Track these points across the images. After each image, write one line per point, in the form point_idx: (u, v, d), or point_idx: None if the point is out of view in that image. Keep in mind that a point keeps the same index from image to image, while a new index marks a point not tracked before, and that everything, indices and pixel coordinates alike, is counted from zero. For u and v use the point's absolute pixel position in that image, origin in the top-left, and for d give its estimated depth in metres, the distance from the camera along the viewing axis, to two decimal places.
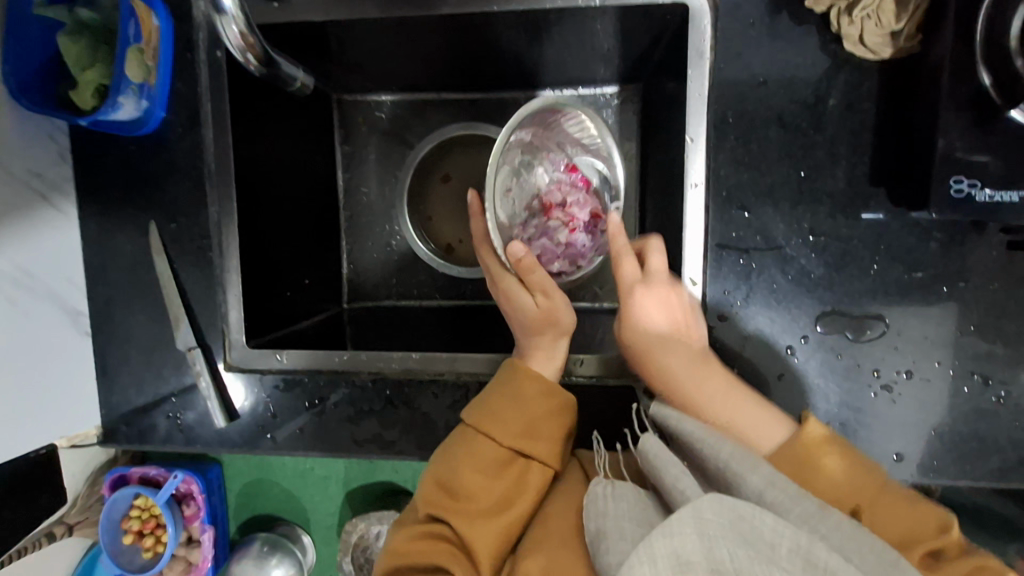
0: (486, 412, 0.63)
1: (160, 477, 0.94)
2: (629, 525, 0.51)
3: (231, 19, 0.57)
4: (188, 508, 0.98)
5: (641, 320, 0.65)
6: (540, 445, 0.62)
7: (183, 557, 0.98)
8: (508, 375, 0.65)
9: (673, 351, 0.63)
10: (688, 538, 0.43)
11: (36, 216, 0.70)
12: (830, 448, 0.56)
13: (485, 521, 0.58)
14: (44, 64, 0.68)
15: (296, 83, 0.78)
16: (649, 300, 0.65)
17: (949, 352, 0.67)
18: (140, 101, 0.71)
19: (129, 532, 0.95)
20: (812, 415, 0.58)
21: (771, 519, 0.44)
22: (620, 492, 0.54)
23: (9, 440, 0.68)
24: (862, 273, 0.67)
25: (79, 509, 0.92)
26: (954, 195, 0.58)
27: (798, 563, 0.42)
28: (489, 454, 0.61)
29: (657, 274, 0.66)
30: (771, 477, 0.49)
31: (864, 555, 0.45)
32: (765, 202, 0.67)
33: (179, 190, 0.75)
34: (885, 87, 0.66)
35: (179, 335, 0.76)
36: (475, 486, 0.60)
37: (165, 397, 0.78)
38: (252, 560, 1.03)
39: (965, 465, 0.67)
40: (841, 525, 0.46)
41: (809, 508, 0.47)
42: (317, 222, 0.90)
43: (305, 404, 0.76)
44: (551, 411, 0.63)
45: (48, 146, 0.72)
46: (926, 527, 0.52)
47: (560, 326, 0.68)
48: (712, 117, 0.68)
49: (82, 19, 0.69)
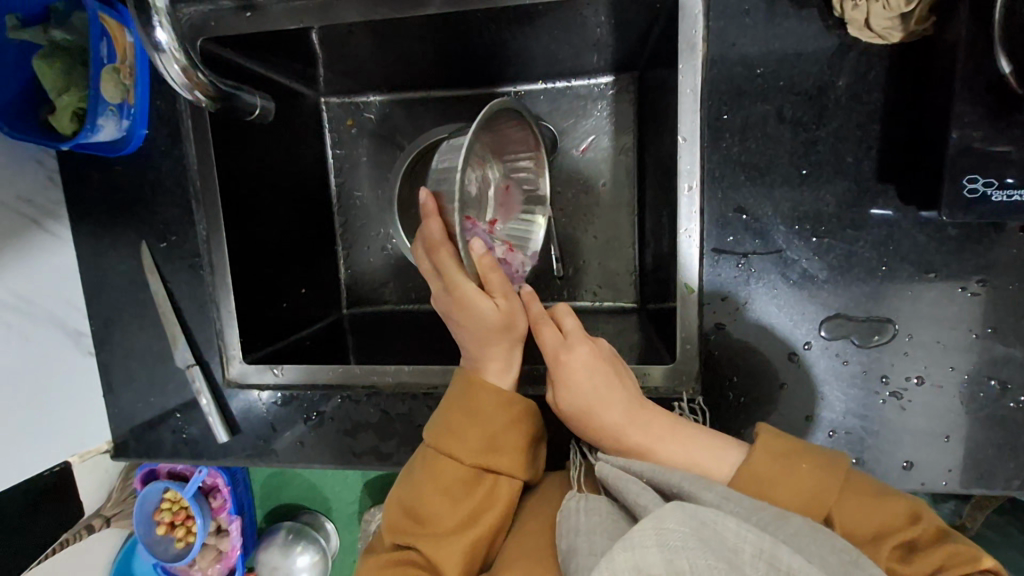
0: (445, 429, 0.62)
1: (187, 470, 0.96)
2: (600, 539, 0.50)
3: (169, 55, 0.55)
4: (215, 500, 1.00)
5: (571, 384, 0.60)
6: (503, 459, 0.61)
7: (214, 546, 1.01)
8: (463, 390, 0.63)
9: (610, 404, 0.59)
10: (648, 551, 0.43)
11: (33, 242, 0.71)
12: (789, 460, 0.54)
13: (453, 543, 0.57)
14: (23, 90, 0.67)
15: (256, 110, 0.69)
16: (575, 363, 0.60)
17: (964, 357, 0.63)
18: (121, 122, 0.71)
19: (162, 524, 0.98)
20: (762, 426, 0.57)
21: (734, 524, 0.44)
22: (594, 506, 0.55)
23: (22, 461, 0.70)
24: (869, 275, 0.63)
25: (115, 502, 0.95)
26: (967, 194, 0.54)
27: (761, 568, 0.43)
28: (454, 474, 0.60)
29: (575, 333, 0.62)
30: (725, 492, 0.50)
31: (826, 557, 0.45)
32: (765, 203, 0.64)
33: (167, 209, 0.75)
34: (894, 75, 0.60)
35: (178, 353, 0.77)
36: (439, 508, 0.59)
37: (171, 412, 0.79)
38: (279, 547, 1.06)
39: (980, 472, 0.64)
40: (798, 531, 0.47)
41: (763, 518, 0.48)
42: (310, 229, 0.89)
43: (302, 417, 0.76)
44: (512, 420, 0.62)
45: (36, 170, 0.73)
46: (899, 518, 0.52)
47: (514, 334, 0.62)
48: (706, 114, 0.63)
49: (57, 41, 0.68)
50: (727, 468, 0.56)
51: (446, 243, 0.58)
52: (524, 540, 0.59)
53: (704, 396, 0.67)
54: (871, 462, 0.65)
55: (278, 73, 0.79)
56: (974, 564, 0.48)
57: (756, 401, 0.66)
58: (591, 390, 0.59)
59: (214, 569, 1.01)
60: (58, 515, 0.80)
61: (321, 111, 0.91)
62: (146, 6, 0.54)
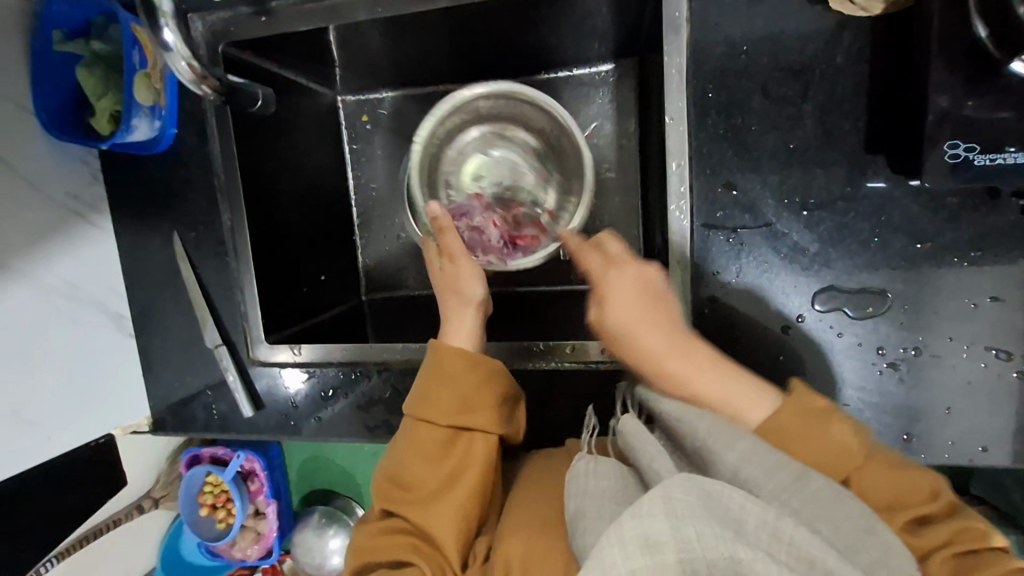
0: (422, 396, 0.65)
1: (227, 456, 1.03)
2: (608, 505, 0.52)
3: (176, 53, 0.61)
4: (253, 483, 1.06)
5: (614, 303, 0.63)
6: (477, 417, 0.64)
7: (252, 527, 1.08)
8: (436, 355, 0.67)
9: (652, 328, 0.61)
10: (656, 519, 0.43)
11: (78, 234, 0.79)
12: (819, 418, 0.52)
13: (439, 505, 0.60)
14: (67, 96, 0.75)
15: (258, 100, 0.76)
16: (617, 279, 0.65)
17: (963, 327, 0.63)
18: (153, 122, 0.77)
19: (204, 506, 1.05)
20: (799, 382, 0.54)
21: (739, 496, 0.44)
22: (603, 471, 0.57)
23: (70, 431, 0.78)
24: (861, 246, 0.64)
25: (162, 484, 1.04)
26: (949, 160, 0.55)
27: (766, 539, 0.42)
28: (432, 438, 0.63)
29: (621, 255, 0.68)
30: (748, 451, 0.49)
31: (839, 526, 0.44)
32: (753, 177, 0.65)
33: (195, 201, 0.82)
34: (880, 46, 0.61)
35: (206, 334, 0.83)
36: (423, 474, 0.62)
37: (202, 389, 0.86)
38: (313, 530, 1.11)
39: (984, 444, 0.64)
40: (818, 492, 0.46)
41: (780, 482, 0.47)
42: (329, 220, 0.94)
43: (321, 394, 0.82)
44: (482, 381, 0.65)
45: (81, 169, 0.80)
46: (918, 492, 0.49)
47: (466, 296, 0.71)
48: (693, 93, 0.65)
49: (95, 51, 0.75)
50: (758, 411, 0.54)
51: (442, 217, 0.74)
52: (529, 510, 0.60)
53: None
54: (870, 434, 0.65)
55: (288, 72, 0.83)
56: (984, 542, 0.45)
57: (751, 373, 0.67)
58: (634, 308, 0.62)
59: (252, 549, 1.08)
60: (103, 486, 0.88)
61: (338, 108, 0.97)
62: (153, 9, 0.59)
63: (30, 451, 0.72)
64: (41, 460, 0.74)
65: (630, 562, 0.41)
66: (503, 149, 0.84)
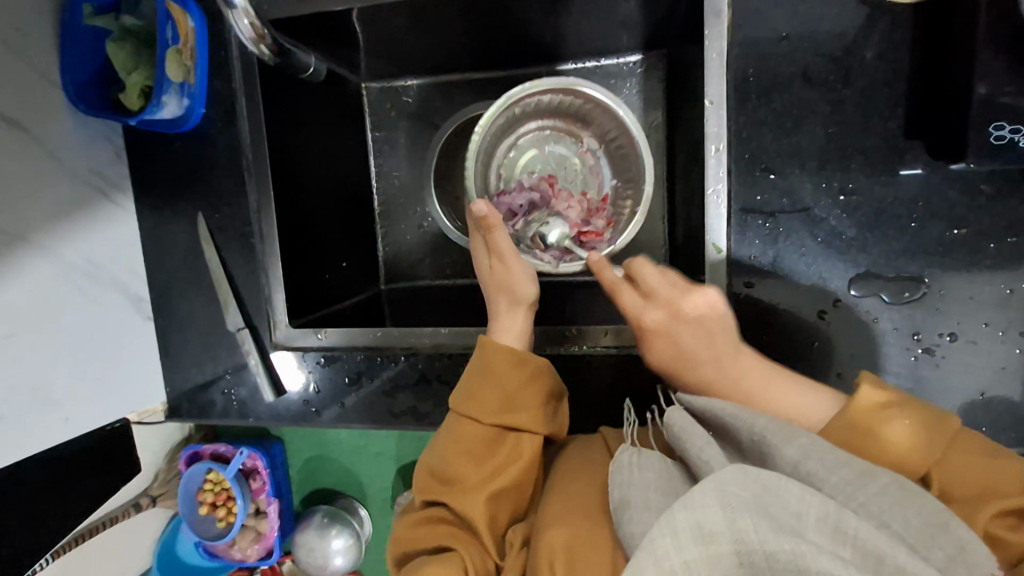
0: (466, 394, 0.64)
1: (229, 452, 1.00)
2: (653, 497, 0.52)
3: (239, 11, 0.65)
4: (255, 482, 1.03)
5: (664, 338, 0.63)
6: (523, 416, 0.63)
7: (253, 527, 1.04)
8: (482, 353, 0.66)
9: (704, 359, 0.61)
10: (711, 509, 0.43)
11: (101, 212, 0.78)
12: (891, 413, 0.51)
13: (479, 495, 0.59)
14: (97, 71, 0.74)
15: (308, 70, 0.80)
16: (668, 321, 0.62)
17: (999, 313, 0.63)
18: (182, 99, 0.76)
19: (204, 504, 1.01)
20: (868, 380, 0.53)
21: (797, 490, 0.44)
22: (648, 464, 0.56)
23: (87, 413, 0.76)
24: (898, 232, 0.64)
25: (160, 482, 1.01)
26: (994, 142, 0.56)
27: (826, 532, 0.42)
28: (475, 433, 0.62)
29: (658, 285, 0.63)
30: (808, 448, 0.48)
31: (910, 520, 0.44)
32: (791, 162, 0.65)
33: (222, 182, 0.81)
34: (920, 33, 0.62)
35: (229, 317, 0.82)
36: (464, 467, 0.61)
37: (221, 374, 0.84)
38: (314, 530, 1.04)
39: (1020, 431, 0.64)
40: (883, 490, 0.45)
41: (844, 476, 0.46)
42: (352, 206, 0.94)
43: (345, 379, 0.80)
44: (526, 379, 0.64)
45: (106, 146, 0.79)
46: (1008, 485, 0.48)
47: (518, 296, 0.68)
48: (733, 78, 0.65)
49: (127, 26, 0.74)
50: (821, 413, 0.55)
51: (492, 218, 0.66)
52: (571, 494, 0.59)
53: None
54: None
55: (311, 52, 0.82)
56: None
57: (786, 359, 0.67)
58: (676, 341, 0.62)
59: (253, 549, 1.04)
60: (115, 473, 0.85)
61: (363, 95, 0.96)
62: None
63: (47, 434, 0.70)
64: (58, 442, 0.72)
65: (685, 554, 0.43)
66: (559, 146, 0.86)
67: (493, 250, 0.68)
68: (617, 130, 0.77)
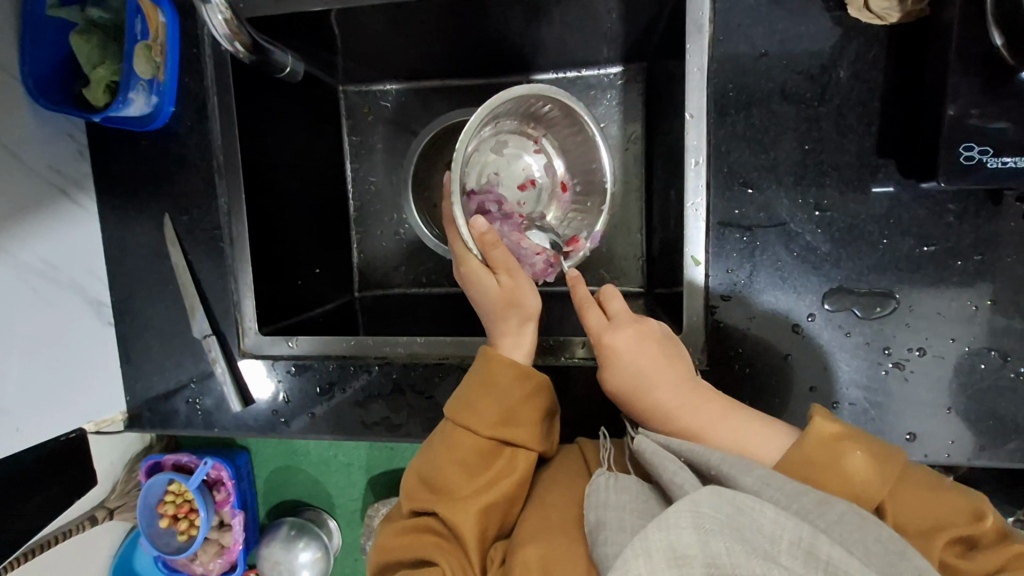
0: (463, 403, 0.62)
1: (192, 463, 0.96)
2: (630, 517, 0.51)
3: (216, 6, 0.62)
4: (220, 493, 0.99)
5: (619, 364, 0.61)
6: (522, 432, 0.62)
7: (216, 540, 1.00)
8: (484, 363, 0.63)
9: (658, 389, 0.60)
10: (684, 531, 0.44)
11: (61, 212, 0.74)
12: (844, 446, 0.52)
13: (468, 507, 0.58)
14: (60, 64, 0.71)
15: (286, 70, 0.77)
16: (619, 340, 0.61)
17: (964, 328, 0.65)
18: (150, 97, 0.73)
19: (165, 516, 0.98)
20: (817, 414, 0.54)
21: (771, 512, 0.44)
22: (624, 485, 0.55)
23: (40, 423, 0.72)
24: (870, 248, 0.65)
25: (118, 494, 0.96)
26: (963, 162, 0.57)
27: (799, 556, 0.42)
28: (470, 446, 0.61)
29: (622, 316, 0.63)
30: (765, 478, 0.49)
31: (870, 546, 0.44)
32: (768, 177, 0.66)
33: (190, 183, 0.78)
34: (893, 54, 0.63)
35: (195, 323, 0.79)
36: (456, 478, 0.60)
37: (186, 382, 0.81)
38: (279, 543, 1.01)
39: (984, 445, 0.65)
40: (842, 517, 0.46)
41: (805, 504, 0.47)
42: (327, 211, 0.92)
43: (316, 389, 0.78)
44: (528, 395, 0.63)
45: (67, 143, 0.76)
46: (958, 516, 0.50)
47: (525, 310, 0.66)
48: (712, 92, 0.66)
49: (92, 18, 0.72)
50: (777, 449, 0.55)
51: (492, 235, 0.64)
52: (550, 511, 0.59)
53: (711, 367, 0.68)
54: (874, 433, 0.66)
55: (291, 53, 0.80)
56: None
57: (762, 373, 0.67)
58: (636, 370, 0.60)
59: (216, 563, 1.00)
60: (69, 485, 0.81)
61: (339, 98, 0.94)
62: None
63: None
64: (10, 452, 0.68)
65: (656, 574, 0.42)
66: (514, 149, 0.82)
67: (499, 265, 0.65)
68: (579, 134, 0.77)
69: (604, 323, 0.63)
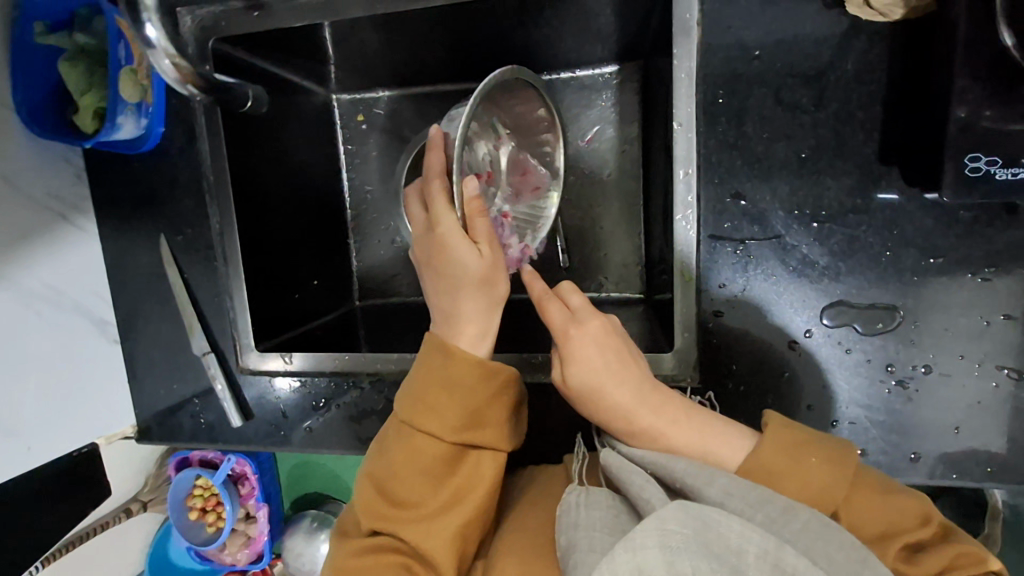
0: (424, 407, 0.60)
1: (217, 459, 0.99)
2: (599, 535, 0.51)
3: None
4: (244, 487, 1.02)
5: (582, 358, 0.58)
6: (486, 434, 0.61)
7: (243, 531, 1.04)
8: (448, 363, 0.60)
9: (622, 384, 0.58)
10: (650, 551, 0.43)
11: (61, 235, 0.76)
12: (801, 452, 0.53)
13: (438, 526, 0.57)
14: (52, 92, 0.72)
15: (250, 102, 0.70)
16: (587, 339, 0.58)
17: (975, 344, 0.61)
18: (139, 120, 0.74)
19: (194, 509, 1.01)
20: (770, 418, 0.55)
21: (738, 526, 0.44)
22: (594, 501, 0.56)
23: (53, 441, 0.75)
24: (872, 260, 0.62)
25: (151, 488, 1.00)
26: (969, 174, 0.53)
27: (766, 570, 0.43)
28: (435, 453, 0.60)
29: (583, 310, 0.60)
30: (728, 487, 0.50)
31: (833, 555, 0.46)
32: (762, 188, 0.62)
33: (184, 204, 0.79)
34: (897, 53, 0.59)
35: (193, 341, 0.81)
36: (425, 491, 0.59)
37: (189, 398, 0.83)
38: (302, 534, 1.05)
39: (991, 464, 0.62)
40: (806, 526, 0.47)
41: (770, 513, 0.48)
42: (323, 223, 0.92)
43: (312, 405, 0.79)
44: (492, 396, 0.61)
45: (64, 168, 0.77)
46: (909, 519, 0.51)
47: (494, 294, 0.61)
48: (702, 99, 0.62)
49: (80, 44, 0.73)
50: (739, 454, 0.55)
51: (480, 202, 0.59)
52: (527, 523, 0.61)
53: (702, 384, 0.66)
54: (876, 454, 0.64)
55: (274, 65, 0.80)
56: (981, 566, 0.48)
57: (755, 390, 0.65)
58: (603, 365, 0.58)
59: (242, 554, 1.04)
60: (84, 498, 0.84)
61: (333, 108, 0.94)
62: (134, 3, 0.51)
63: (11, 464, 0.69)
64: (26, 470, 0.71)
65: None
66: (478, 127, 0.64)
67: (482, 235, 0.59)
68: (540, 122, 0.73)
69: (568, 318, 0.60)
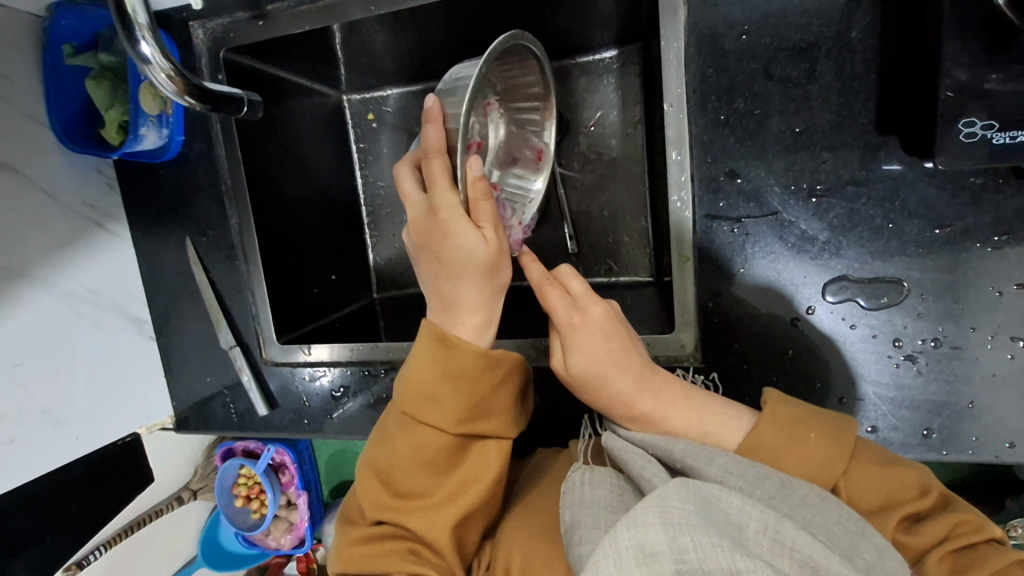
0: (429, 399, 0.62)
1: (258, 448, 1.04)
2: (603, 514, 0.53)
3: (155, 65, 0.56)
4: (284, 476, 1.06)
5: (584, 346, 0.58)
6: (490, 424, 0.63)
7: (285, 517, 1.08)
8: (452, 355, 0.62)
9: (623, 371, 0.58)
10: (652, 529, 0.43)
11: (97, 241, 0.82)
12: (798, 428, 0.54)
13: (443, 514, 0.60)
14: (81, 109, 0.78)
15: (245, 107, 0.68)
16: (590, 329, 0.58)
17: (986, 315, 0.59)
18: (161, 130, 0.78)
19: (239, 497, 1.06)
20: (769, 394, 0.56)
21: (737, 501, 0.45)
22: (598, 480, 0.57)
23: (99, 430, 0.81)
24: (874, 233, 0.60)
25: (201, 476, 1.06)
26: (964, 140, 0.52)
27: (765, 543, 0.43)
28: (440, 444, 0.62)
29: (585, 296, 0.60)
30: (727, 467, 0.50)
31: (831, 529, 0.46)
32: (757, 165, 0.62)
33: (206, 206, 0.84)
34: (890, 20, 0.57)
35: (220, 336, 0.85)
36: (431, 481, 0.62)
37: (220, 389, 0.89)
38: None
39: (1010, 440, 0.60)
40: (804, 500, 0.47)
41: (768, 489, 0.49)
42: (340, 220, 0.95)
43: (332, 395, 0.84)
44: (495, 387, 0.63)
45: (98, 178, 0.83)
46: (906, 490, 0.51)
47: (496, 281, 0.62)
48: (692, 78, 0.62)
49: (105, 62, 0.77)
50: (738, 434, 0.56)
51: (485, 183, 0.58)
52: (538, 506, 0.64)
53: (704, 362, 0.66)
54: (886, 432, 0.62)
55: (292, 67, 0.83)
56: (980, 533, 0.48)
57: (760, 368, 0.64)
58: (604, 355, 0.58)
59: (286, 539, 1.09)
60: (131, 484, 0.90)
61: (344, 108, 0.97)
62: (129, 23, 0.55)
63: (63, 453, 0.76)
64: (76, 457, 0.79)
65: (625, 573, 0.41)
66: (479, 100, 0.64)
67: (487, 220, 0.59)
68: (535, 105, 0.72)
69: (571, 308, 0.59)
